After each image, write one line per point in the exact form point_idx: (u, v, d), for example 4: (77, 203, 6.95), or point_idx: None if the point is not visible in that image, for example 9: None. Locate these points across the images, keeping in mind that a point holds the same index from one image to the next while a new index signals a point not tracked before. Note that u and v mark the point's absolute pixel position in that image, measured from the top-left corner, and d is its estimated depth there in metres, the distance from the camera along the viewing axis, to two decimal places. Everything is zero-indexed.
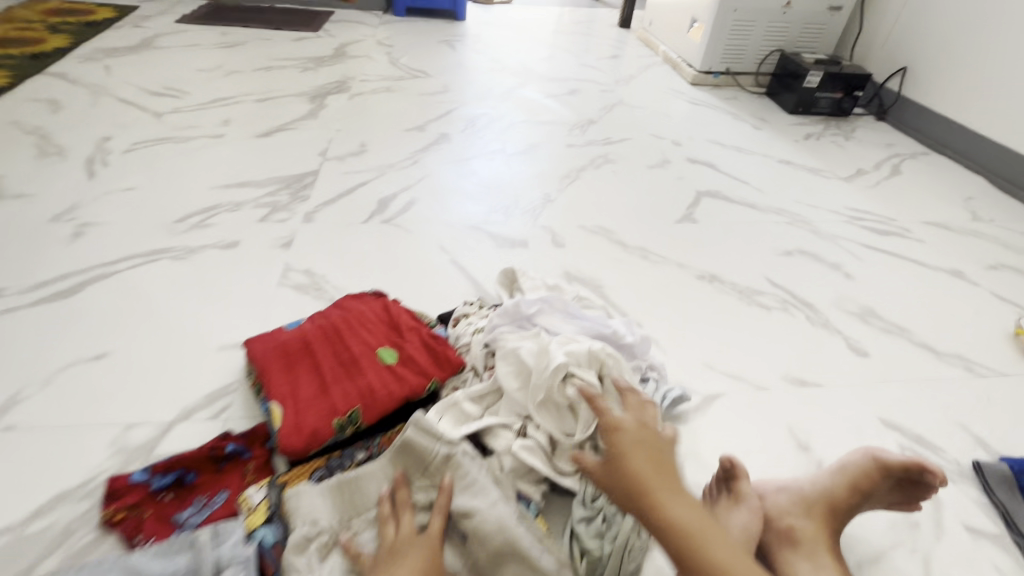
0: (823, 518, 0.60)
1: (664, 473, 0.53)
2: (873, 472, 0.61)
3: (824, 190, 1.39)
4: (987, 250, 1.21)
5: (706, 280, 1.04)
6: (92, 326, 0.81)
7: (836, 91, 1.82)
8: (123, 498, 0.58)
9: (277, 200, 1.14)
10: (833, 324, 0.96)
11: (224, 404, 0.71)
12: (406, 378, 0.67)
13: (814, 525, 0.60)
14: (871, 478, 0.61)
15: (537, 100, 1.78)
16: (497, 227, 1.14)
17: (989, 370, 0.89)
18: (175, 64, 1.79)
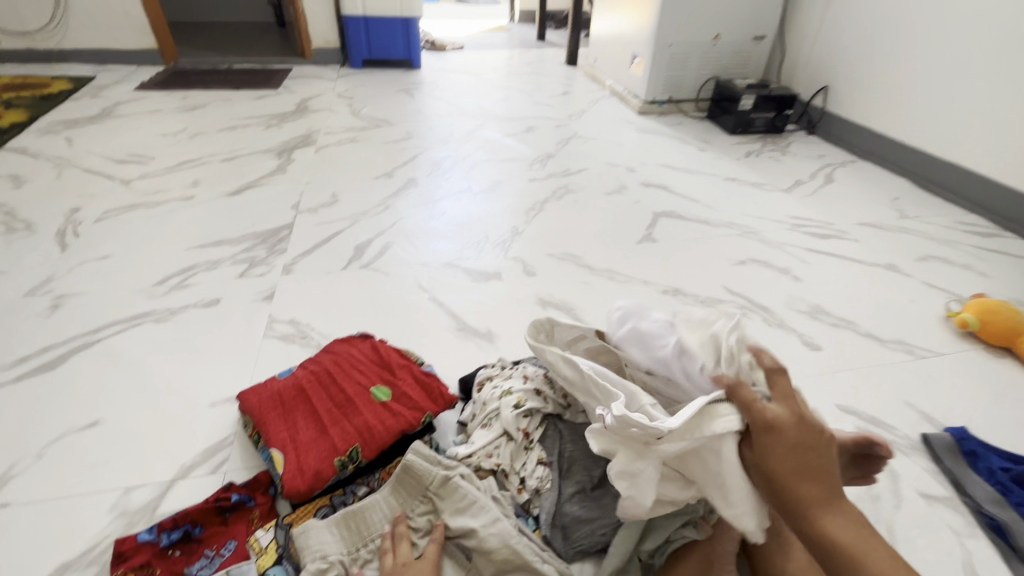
0: None
1: (827, 487, 0.48)
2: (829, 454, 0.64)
3: (767, 202, 1.52)
4: (915, 243, 1.34)
5: (669, 294, 1.12)
6: (80, 396, 0.81)
7: (769, 111, 1.99)
8: (130, 560, 0.59)
9: (254, 255, 1.18)
10: (788, 323, 1.04)
11: (222, 458, 0.73)
12: (401, 413, 0.71)
13: None
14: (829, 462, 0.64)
15: (497, 139, 1.88)
16: (471, 262, 1.20)
17: (928, 351, 0.98)
18: (139, 131, 1.82)
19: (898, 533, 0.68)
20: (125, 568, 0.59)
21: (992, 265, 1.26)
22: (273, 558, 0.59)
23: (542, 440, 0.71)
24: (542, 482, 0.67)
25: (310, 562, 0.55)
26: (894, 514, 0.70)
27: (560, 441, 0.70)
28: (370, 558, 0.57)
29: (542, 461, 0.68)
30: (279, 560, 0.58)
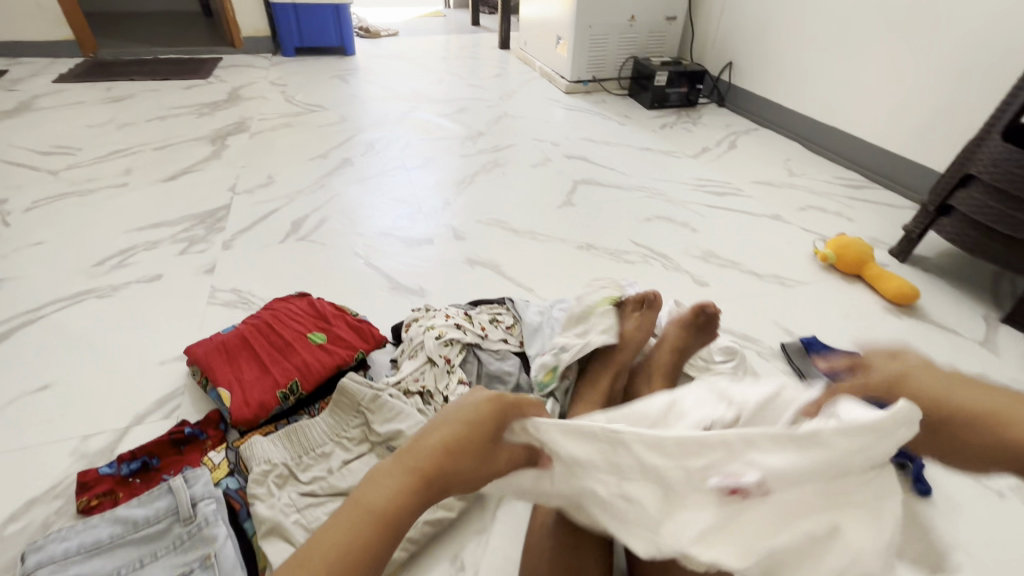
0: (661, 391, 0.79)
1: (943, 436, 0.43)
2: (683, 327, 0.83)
3: (676, 167, 1.68)
4: (798, 196, 1.53)
5: (584, 249, 1.25)
6: (30, 365, 0.87)
7: (683, 86, 2.16)
8: (95, 488, 0.67)
9: (193, 234, 1.23)
10: (682, 266, 1.20)
11: (174, 405, 0.81)
12: (336, 352, 0.81)
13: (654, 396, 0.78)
14: (681, 337, 0.83)
15: (430, 120, 1.97)
16: (405, 231, 1.29)
17: (796, 281, 1.16)
18: (63, 123, 1.79)
19: None
20: (91, 495, 0.66)
21: (860, 211, 1.46)
22: (227, 470, 0.66)
23: (462, 364, 0.82)
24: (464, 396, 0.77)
25: (255, 466, 0.65)
26: None
27: (478, 366, 0.84)
28: (312, 462, 0.67)
29: (463, 380, 0.80)
30: (231, 471, 0.66)
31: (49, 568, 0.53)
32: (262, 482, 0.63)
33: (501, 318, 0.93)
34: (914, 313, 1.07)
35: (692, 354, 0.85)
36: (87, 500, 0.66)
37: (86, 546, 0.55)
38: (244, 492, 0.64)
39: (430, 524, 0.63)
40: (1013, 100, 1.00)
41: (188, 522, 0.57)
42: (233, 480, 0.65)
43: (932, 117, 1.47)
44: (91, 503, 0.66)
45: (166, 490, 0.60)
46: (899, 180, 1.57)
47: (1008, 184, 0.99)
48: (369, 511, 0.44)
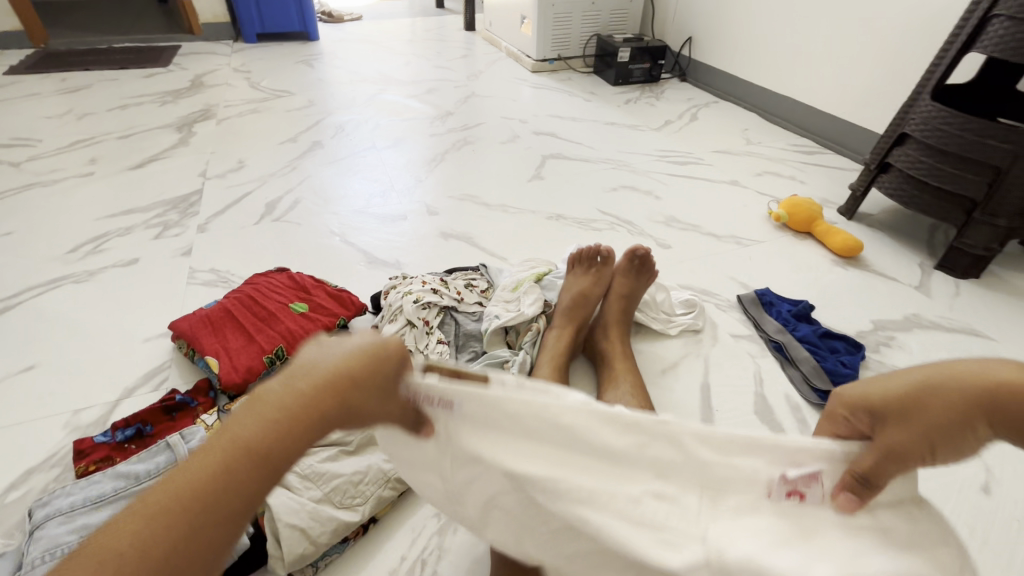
0: (620, 336, 0.87)
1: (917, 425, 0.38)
2: (628, 272, 0.93)
3: (640, 140, 1.74)
4: (755, 163, 1.61)
5: (553, 219, 1.30)
6: (13, 349, 0.88)
7: (645, 62, 2.21)
8: (92, 455, 0.69)
9: (166, 219, 1.24)
10: (647, 231, 1.26)
11: (162, 378, 0.84)
12: (319, 319, 0.85)
13: (615, 339, 0.86)
14: (629, 283, 0.92)
15: (399, 101, 1.98)
16: (379, 208, 1.32)
17: (752, 240, 1.24)
18: (19, 115, 1.75)
19: (712, 359, 0.91)
20: (88, 461, 0.68)
21: (811, 174, 1.55)
22: None
23: (440, 326, 0.88)
24: (442, 354, 0.83)
25: None
26: (711, 349, 0.93)
27: (456, 326, 0.89)
28: None
29: (441, 340, 0.85)
30: None
31: (57, 520, 0.57)
32: None
33: (475, 283, 0.98)
34: (858, 263, 1.16)
35: (640, 295, 0.94)
36: (85, 465, 0.68)
37: (92, 499, 0.59)
38: None
39: None
40: (940, 61, 1.09)
41: None
42: None
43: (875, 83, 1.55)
44: (89, 468, 0.68)
45: (165, 446, 0.64)
46: (848, 145, 1.67)
47: (935, 139, 1.08)
48: (233, 449, 0.34)
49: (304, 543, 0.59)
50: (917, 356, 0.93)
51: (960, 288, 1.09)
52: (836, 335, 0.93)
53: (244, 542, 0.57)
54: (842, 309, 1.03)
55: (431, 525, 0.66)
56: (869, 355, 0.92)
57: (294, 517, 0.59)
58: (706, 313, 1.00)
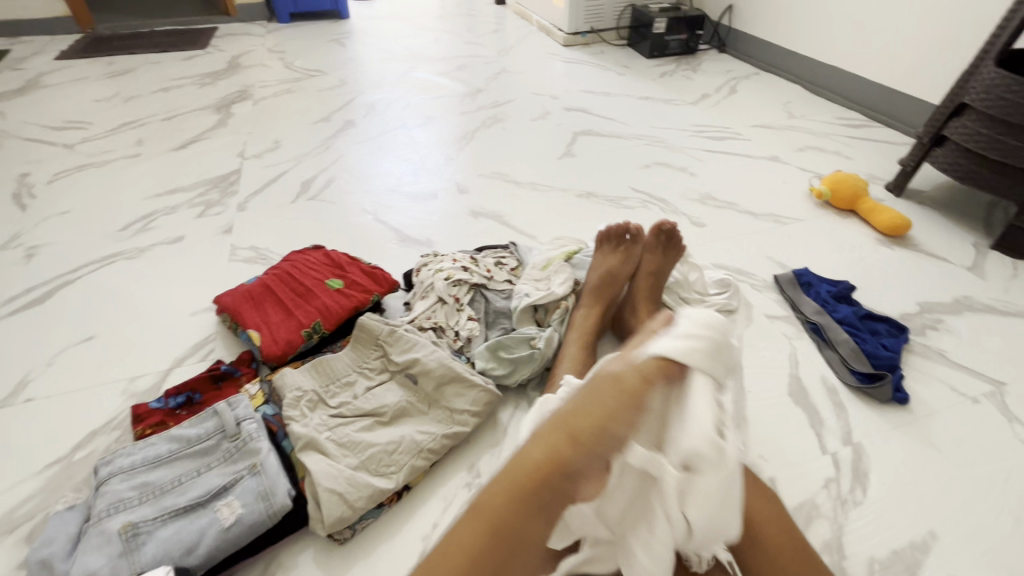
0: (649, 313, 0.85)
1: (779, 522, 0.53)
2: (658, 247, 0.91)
3: (675, 114, 1.69)
4: (797, 138, 1.54)
5: (584, 197, 1.28)
6: (75, 320, 0.94)
7: (682, 33, 2.13)
8: (147, 419, 0.74)
9: (209, 197, 1.29)
10: (680, 209, 1.23)
11: (209, 349, 0.88)
12: (354, 295, 0.87)
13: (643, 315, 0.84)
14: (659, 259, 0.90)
15: (429, 79, 1.97)
16: (410, 188, 1.33)
17: (791, 219, 1.19)
18: (70, 99, 1.83)
19: (746, 340, 0.89)
20: (144, 425, 0.73)
21: (857, 149, 1.48)
22: (263, 399, 0.73)
23: (470, 303, 0.89)
24: (472, 331, 0.84)
25: (288, 392, 0.72)
26: (746, 330, 0.91)
27: (484, 304, 0.90)
28: (338, 390, 0.74)
29: (471, 317, 0.86)
30: (267, 400, 0.73)
31: (119, 477, 0.62)
32: (296, 406, 0.70)
33: (505, 261, 0.98)
34: (905, 243, 1.11)
35: (669, 273, 0.92)
36: (142, 429, 0.72)
37: (149, 459, 0.64)
38: (279, 417, 0.70)
39: (448, 438, 0.70)
40: (1007, 26, 1.01)
41: (234, 438, 0.65)
42: (269, 407, 0.71)
43: (932, 48, 1.45)
44: (146, 432, 0.72)
45: (213, 413, 0.68)
46: (899, 117, 1.57)
47: (998, 109, 1.00)
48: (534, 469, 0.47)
49: (342, 507, 0.61)
50: (966, 339, 0.88)
51: (1017, 270, 1.03)
52: (879, 317, 0.89)
53: (287, 505, 0.60)
54: (885, 291, 0.98)
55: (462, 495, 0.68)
56: (914, 338, 0.89)
57: (332, 482, 0.62)
58: (741, 294, 0.98)
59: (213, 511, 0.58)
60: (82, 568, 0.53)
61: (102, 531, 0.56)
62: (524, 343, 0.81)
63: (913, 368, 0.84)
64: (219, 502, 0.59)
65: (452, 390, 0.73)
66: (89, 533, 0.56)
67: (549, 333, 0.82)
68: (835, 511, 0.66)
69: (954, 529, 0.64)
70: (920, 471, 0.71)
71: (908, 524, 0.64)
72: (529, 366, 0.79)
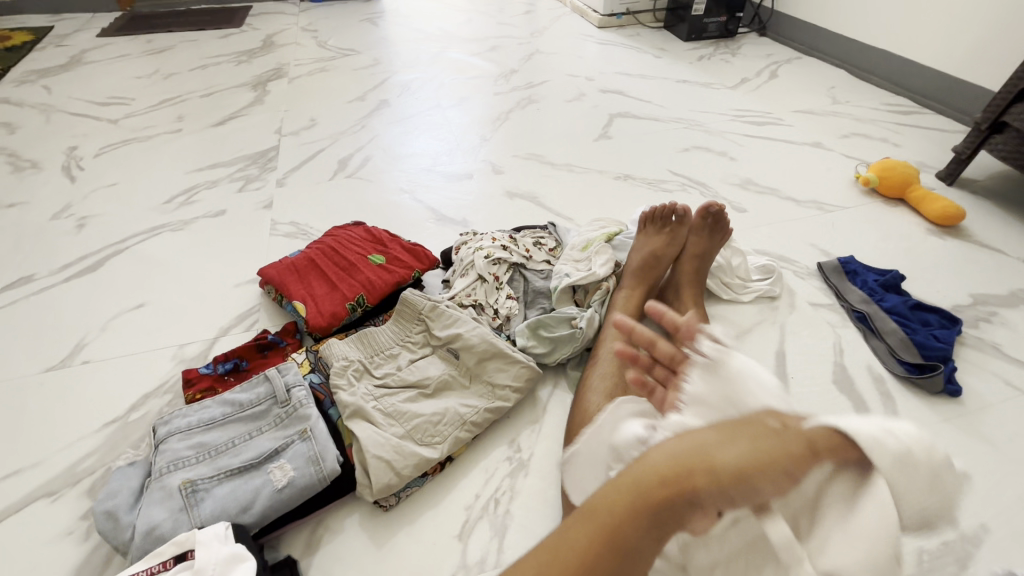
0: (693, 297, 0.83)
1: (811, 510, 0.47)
2: (702, 231, 0.89)
3: (713, 98, 1.65)
4: (842, 124, 1.49)
5: (621, 180, 1.27)
6: (126, 287, 0.98)
7: (722, 15, 2.06)
8: (198, 384, 0.76)
9: (248, 173, 1.31)
10: (720, 194, 1.20)
11: (254, 320, 0.90)
12: (396, 270, 0.88)
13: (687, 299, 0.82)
14: (703, 242, 0.89)
15: (462, 60, 1.96)
16: (446, 167, 1.33)
17: (836, 206, 1.16)
18: (113, 76, 1.86)
19: (789, 327, 0.87)
20: (196, 389, 0.75)
21: (906, 136, 1.42)
22: (309, 367, 0.75)
23: (509, 282, 0.89)
24: (512, 309, 0.84)
25: (335, 362, 0.73)
26: (789, 317, 0.89)
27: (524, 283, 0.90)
28: (382, 361, 0.75)
29: (510, 296, 0.86)
30: (313, 369, 0.74)
31: (177, 436, 0.64)
32: (343, 374, 0.71)
33: (544, 241, 0.98)
34: (957, 233, 1.07)
35: (713, 257, 0.90)
36: (193, 393, 0.75)
37: (205, 421, 0.66)
38: (326, 386, 0.72)
39: (490, 412, 0.71)
40: None
41: (284, 404, 0.66)
42: (316, 376, 0.73)
43: (992, 31, 1.38)
44: (197, 396, 0.75)
45: (263, 379, 0.70)
46: (952, 104, 1.51)
47: None
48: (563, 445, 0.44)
49: (389, 474, 0.63)
50: (1021, 333, 0.85)
51: None
52: (929, 308, 0.87)
53: (335, 470, 0.61)
54: (936, 282, 0.95)
55: (503, 468, 0.69)
56: (966, 330, 0.86)
57: (379, 449, 0.63)
58: (784, 280, 0.96)
59: (266, 473, 0.60)
60: (146, 519, 0.56)
61: (164, 487, 0.58)
62: (565, 322, 0.81)
63: (965, 360, 0.81)
64: (272, 464, 0.60)
65: (494, 366, 0.74)
66: (151, 488, 0.59)
67: (589, 313, 0.82)
68: None
69: (1008, 523, 0.63)
70: (970, 464, 0.69)
71: (959, 517, 0.63)
72: (570, 346, 0.79)
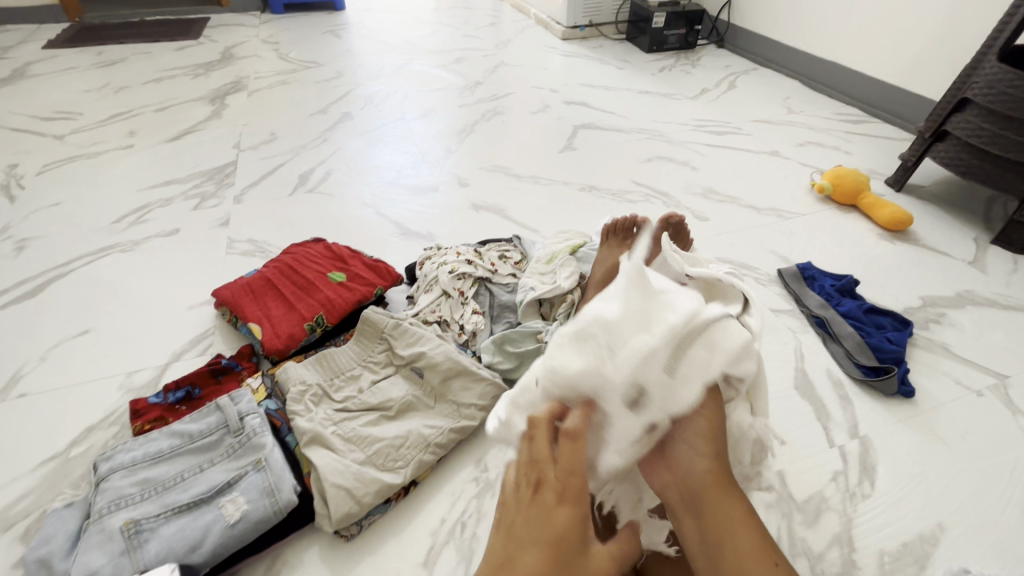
0: None
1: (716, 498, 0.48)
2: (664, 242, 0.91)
3: (674, 109, 1.68)
4: (797, 133, 1.54)
5: (586, 191, 1.28)
6: (70, 313, 0.92)
7: (681, 28, 2.12)
8: (146, 415, 0.72)
9: (204, 190, 1.26)
10: (682, 203, 1.22)
11: (208, 343, 0.87)
12: (357, 288, 0.86)
13: None
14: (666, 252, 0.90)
15: (427, 71, 1.95)
16: (410, 180, 1.32)
17: (793, 213, 1.19)
18: (59, 90, 1.78)
19: None
20: (143, 420, 0.71)
21: (857, 145, 1.48)
22: (265, 393, 0.72)
23: (475, 297, 0.87)
24: (478, 324, 0.82)
25: (292, 387, 0.70)
26: None
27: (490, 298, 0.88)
28: (343, 384, 0.72)
29: (476, 311, 0.84)
30: (269, 394, 0.71)
31: (120, 473, 0.60)
32: (300, 400, 0.69)
33: (509, 254, 0.97)
34: (906, 237, 1.11)
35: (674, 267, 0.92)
36: (141, 424, 0.70)
37: (150, 455, 0.62)
38: (283, 412, 0.69)
39: (456, 431, 0.69)
40: (1011, 19, 1.01)
41: (237, 433, 0.63)
42: (272, 402, 0.70)
43: (932, 45, 1.45)
44: (145, 427, 0.70)
45: (215, 407, 0.66)
46: (898, 113, 1.58)
47: (1001, 105, 1.01)
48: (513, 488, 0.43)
49: (349, 503, 0.60)
50: (969, 333, 0.89)
51: (1018, 265, 1.04)
52: (882, 311, 0.89)
53: (293, 500, 0.59)
54: (887, 285, 0.99)
55: (470, 489, 0.67)
56: (918, 331, 0.89)
57: (339, 477, 0.61)
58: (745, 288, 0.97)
59: (217, 508, 0.57)
60: (83, 566, 0.52)
61: (104, 529, 0.55)
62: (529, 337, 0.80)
63: (917, 361, 0.84)
64: (223, 498, 0.57)
65: (460, 383, 0.72)
66: (90, 531, 0.55)
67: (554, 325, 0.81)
68: (844, 505, 0.66)
69: (964, 521, 0.64)
70: (928, 463, 0.70)
71: (917, 516, 0.65)
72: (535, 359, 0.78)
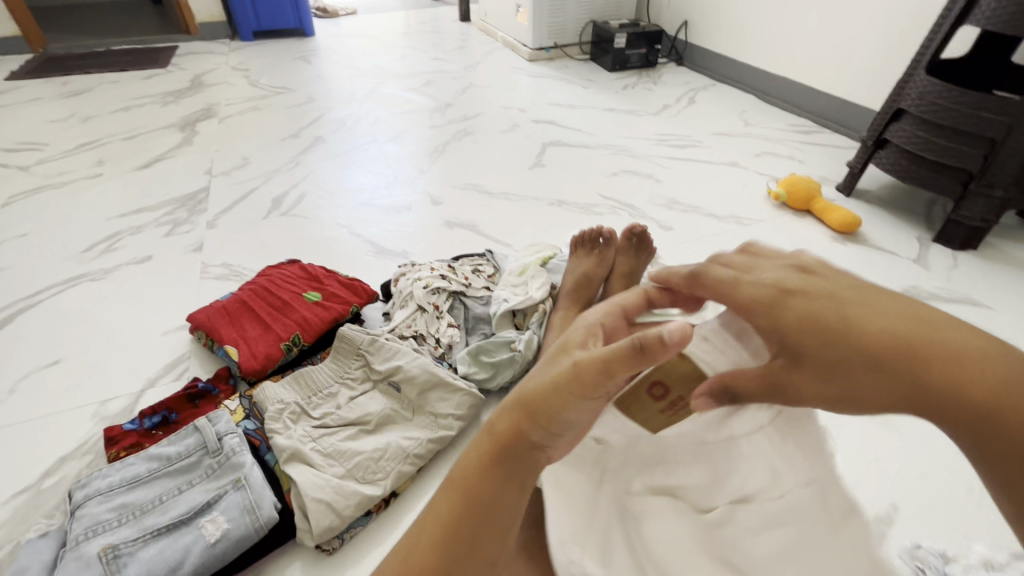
0: None
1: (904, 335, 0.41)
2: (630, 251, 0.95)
3: (638, 125, 1.75)
4: (754, 144, 1.62)
5: (555, 205, 1.32)
6: (39, 344, 0.91)
7: (641, 48, 2.21)
8: (121, 441, 0.71)
9: (176, 216, 1.26)
10: (647, 214, 1.28)
11: (184, 368, 0.87)
12: (333, 307, 0.88)
13: None
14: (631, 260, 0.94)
15: (398, 94, 1.99)
16: (383, 201, 1.34)
17: (752, 220, 1.25)
18: (23, 121, 1.77)
19: None
20: (118, 447, 0.70)
21: (809, 154, 1.57)
22: (243, 414, 0.72)
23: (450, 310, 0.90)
24: (453, 336, 0.85)
25: (270, 406, 0.71)
26: None
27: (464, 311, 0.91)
28: (321, 402, 0.74)
29: (451, 324, 0.87)
30: (247, 415, 0.72)
31: (96, 499, 0.60)
32: (278, 419, 0.70)
33: (483, 268, 1.00)
34: (857, 239, 1.18)
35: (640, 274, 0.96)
36: (116, 451, 0.70)
37: (127, 480, 0.62)
38: (262, 431, 0.70)
39: (435, 442, 0.70)
40: (936, 34, 1.09)
41: (215, 454, 0.64)
42: (250, 422, 0.71)
43: (871, 60, 1.56)
44: (120, 455, 0.70)
45: (193, 429, 0.67)
46: (846, 123, 1.67)
47: (932, 114, 1.09)
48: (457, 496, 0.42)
49: (330, 516, 0.61)
50: None
51: (958, 261, 1.11)
52: None
53: (273, 517, 0.59)
54: None
55: None
56: None
57: (319, 492, 0.62)
58: None
59: (197, 528, 0.57)
60: None
61: (80, 556, 0.55)
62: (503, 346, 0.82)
63: None
64: (203, 519, 0.58)
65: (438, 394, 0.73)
66: (66, 559, 0.55)
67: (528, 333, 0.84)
68: None
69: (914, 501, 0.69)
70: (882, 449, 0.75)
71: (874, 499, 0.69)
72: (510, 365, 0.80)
